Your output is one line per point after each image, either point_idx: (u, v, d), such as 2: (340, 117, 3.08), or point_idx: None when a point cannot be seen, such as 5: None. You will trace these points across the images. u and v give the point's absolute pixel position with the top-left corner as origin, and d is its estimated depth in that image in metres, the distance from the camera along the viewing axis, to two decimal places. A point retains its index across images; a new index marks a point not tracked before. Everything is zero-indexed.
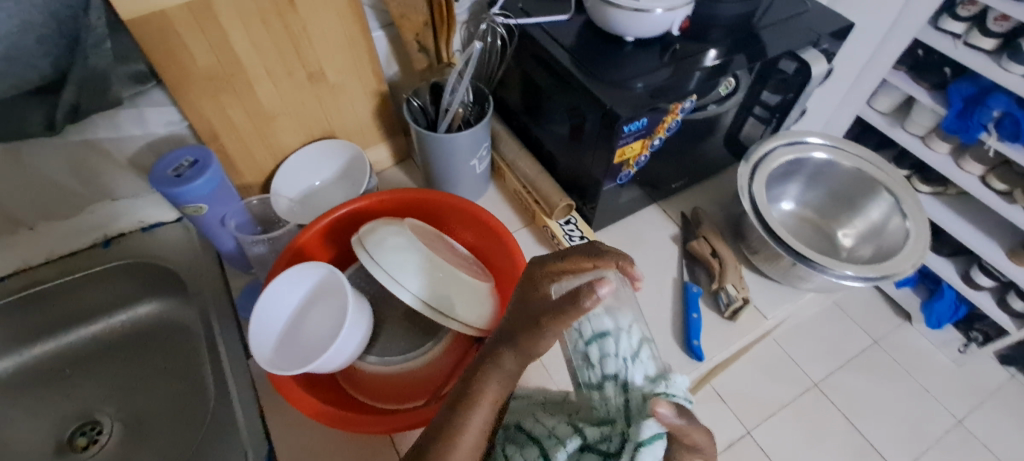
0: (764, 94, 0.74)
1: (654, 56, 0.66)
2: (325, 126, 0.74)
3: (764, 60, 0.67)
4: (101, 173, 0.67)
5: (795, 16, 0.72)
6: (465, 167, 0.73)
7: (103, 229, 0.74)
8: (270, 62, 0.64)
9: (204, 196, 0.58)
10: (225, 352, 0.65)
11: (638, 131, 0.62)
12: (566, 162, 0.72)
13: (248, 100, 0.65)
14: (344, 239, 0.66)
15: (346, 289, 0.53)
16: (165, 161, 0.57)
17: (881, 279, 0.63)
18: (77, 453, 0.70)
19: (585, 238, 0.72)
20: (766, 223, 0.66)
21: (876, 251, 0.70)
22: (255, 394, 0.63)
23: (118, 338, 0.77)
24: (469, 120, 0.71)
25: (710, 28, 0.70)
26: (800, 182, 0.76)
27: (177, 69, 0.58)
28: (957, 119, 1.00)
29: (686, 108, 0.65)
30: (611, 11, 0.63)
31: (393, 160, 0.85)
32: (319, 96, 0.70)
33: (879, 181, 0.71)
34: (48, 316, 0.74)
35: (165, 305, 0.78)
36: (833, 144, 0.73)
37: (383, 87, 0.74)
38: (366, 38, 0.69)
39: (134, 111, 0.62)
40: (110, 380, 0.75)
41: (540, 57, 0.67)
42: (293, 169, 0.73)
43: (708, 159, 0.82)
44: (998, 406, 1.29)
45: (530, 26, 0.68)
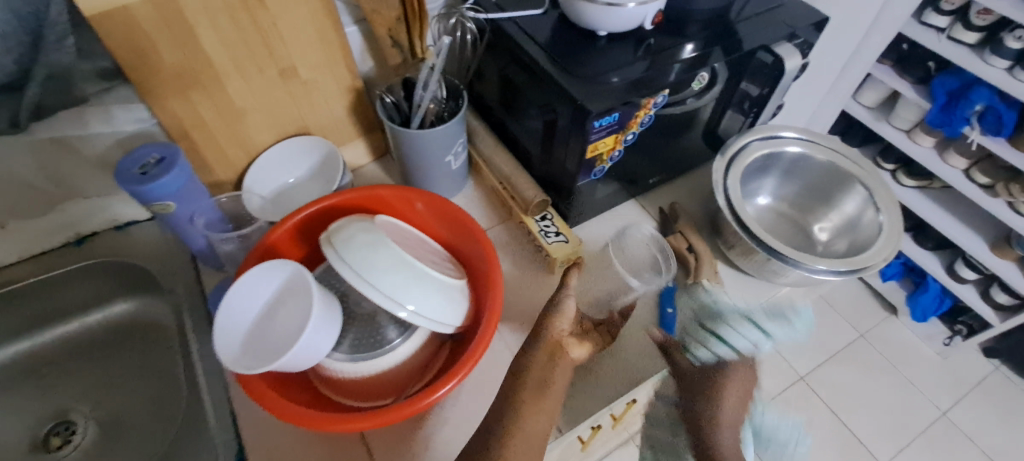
0: (740, 88, 0.74)
1: (629, 50, 0.66)
2: (298, 123, 0.73)
3: (739, 54, 0.67)
4: (70, 171, 0.66)
5: (772, 9, 0.72)
6: (440, 163, 0.72)
7: (74, 228, 0.73)
8: (240, 58, 0.63)
9: (171, 194, 0.57)
10: (199, 351, 0.65)
11: (611, 125, 0.62)
12: (542, 158, 0.72)
13: (218, 97, 0.64)
14: (314, 236, 0.66)
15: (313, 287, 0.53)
16: (132, 158, 0.56)
17: (855, 273, 0.63)
18: (51, 453, 0.70)
19: (560, 235, 0.72)
20: (739, 218, 0.66)
21: (850, 245, 0.71)
22: (226, 393, 0.62)
23: (93, 336, 0.77)
24: (443, 115, 0.70)
25: (686, 22, 0.69)
26: (775, 177, 0.76)
27: (143, 65, 0.57)
28: (941, 113, 1.00)
29: (659, 103, 0.65)
30: (585, 6, 0.62)
31: (371, 157, 0.84)
32: (292, 93, 0.70)
33: (853, 175, 0.71)
34: (18, 316, 0.73)
35: (139, 304, 0.77)
36: (808, 138, 0.72)
37: (358, 83, 0.74)
38: (338, 34, 0.68)
39: (100, 107, 0.62)
40: (84, 379, 0.75)
41: (513, 52, 0.67)
42: (265, 166, 0.72)
43: (687, 154, 0.81)
44: (980, 398, 1.30)
45: (503, 21, 0.68)
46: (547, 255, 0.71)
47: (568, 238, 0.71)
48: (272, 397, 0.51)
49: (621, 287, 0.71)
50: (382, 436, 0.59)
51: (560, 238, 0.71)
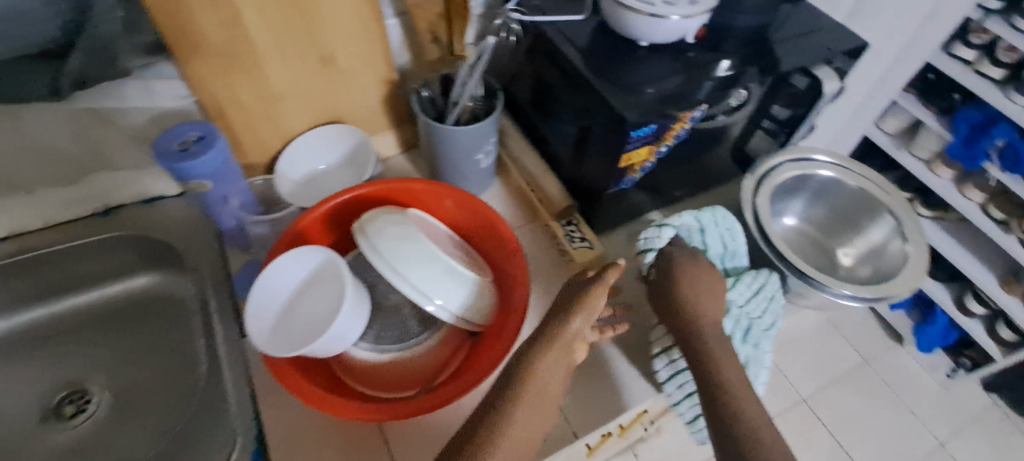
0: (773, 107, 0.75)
1: (667, 62, 0.66)
2: (333, 111, 0.73)
3: (775, 74, 0.68)
4: (105, 141, 0.67)
5: (811, 31, 0.72)
6: (470, 161, 0.73)
7: None
8: (282, 44, 0.63)
9: (209, 172, 0.58)
10: (220, 330, 0.65)
11: (645, 137, 0.62)
12: (572, 164, 0.72)
13: (257, 80, 0.64)
14: (344, 225, 0.66)
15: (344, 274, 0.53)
16: (172, 133, 0.57)
17: (878, 301, 0.63)
18: (65, 421, 0.70)
19: (586, 240, 0.72)
20: (766, 236, 0.67)
21: (874, 272, 0.71)
22: (247, 374, 0.63)
23: (112, 308, 0.77)
24: (477, 113, 0.71)
25: (725, 38, 0.69)
26: (803, 198, 0.76)
27: (189, 43, 0.58)
28: (963, 147, 1.00)
29: (695, 117, 0.65)
30: (627, 15, 0.62)
31: (399, 148, 0.84)
32: (329, 80, 0.70)
33: (882, 203, 0.71)
34: (38, 283, 0.73)
35: (161, 279, 0.77)
36: (839, 163, 0.72)
37: (394, 76, 0.74)
38: (380, 25, 0.68)
39: None
40: (102, 350, 0.75)
41: (552, 56, 0.67)
42: (297, 150, 0.72)
43: (714, 169, 0.82)
44: (981, 433, 1.30)
45: (544, 24, 0.67)
46: (571, 260, 0.72)
47: (592, 244, 0.71)
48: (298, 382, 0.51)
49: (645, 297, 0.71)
50: (401, 428, 0.60)
51: (585, 243, 0.71)
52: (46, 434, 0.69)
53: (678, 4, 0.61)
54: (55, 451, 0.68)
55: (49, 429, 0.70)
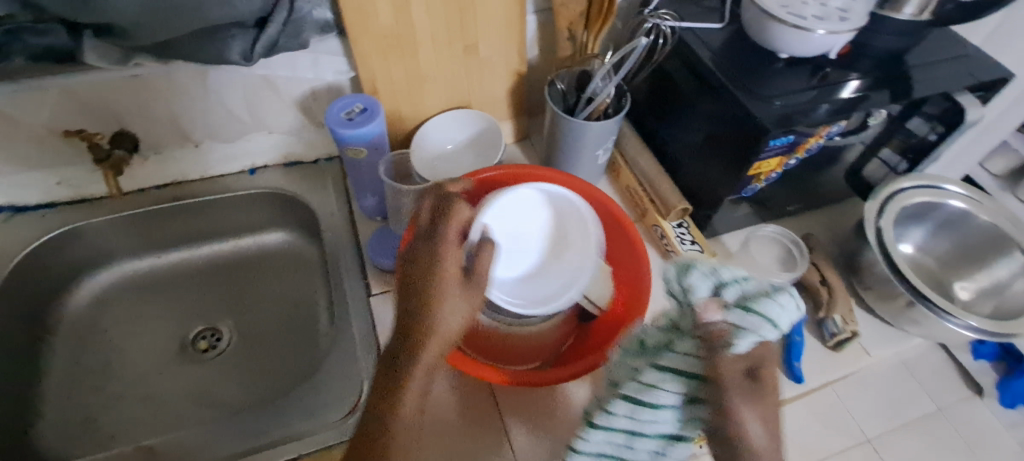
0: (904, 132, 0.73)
1: (802, 77, 0.66)
2: (465, 97, 0.78)
3: (912, 98, 0.66)
4: (267, 106, 0.74)
5: (952, 58, 0.71)
6: (590, 156, 0.76)
7: (252, 159, 0.80)
8: (437, 31, 0.68)
9: (366, 142, 0.63)
10: (349, 289, 0.71)
11: (781, 147, 0.63)
12: (691, 169, 0.74)
13: (410, 62, 0.70)
14: (473, 203, 0.70)
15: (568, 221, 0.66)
16: (340, 104, 0.63)
17: (1004, 337, 0.62)
18: (199, 354, 0.78)
19: (695, 244, 0.74)
20: (889, 258, 0.66)
21: (995, 309, 0.68)
22: (372, 331, 0.68)
23: (243, 258, 0.85)
24: (608, 111, 0.73)
25: (861, 58, 0.69)
26: (926, 227, 0.75)
27: (362, 24, 0.64)
28: None
29: (832, 132, 0.66)
30: (772, 26, 0.64)
31: (514, 138, 0.88)
32: (468, 68, 0.75)
33: (1015, 240, 0.68)
34: (184, 227, 0.82)
35: (291, 237, 0.85)
36: (971, 194, 0.71)
37: (524, 68, 0.78)
38: (523, 20, 0.72)
39: (312, 54, 0.68)
40: (232, 296, 0.83)
41: (688, 62, 0.69)
42: (431, 130, 0.78)
43: (826, 188, 0.81)
44: None
45: (684, 31, 0.70)
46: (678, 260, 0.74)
47: (703, 249, 0.73)
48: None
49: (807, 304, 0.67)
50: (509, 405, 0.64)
51: (695, 247, 0.73)
52: (182, 364, 0.77)
53: (827, 20, 0.62)
54: (190, 380, 0.75)
55: (184, 359, 0.77)
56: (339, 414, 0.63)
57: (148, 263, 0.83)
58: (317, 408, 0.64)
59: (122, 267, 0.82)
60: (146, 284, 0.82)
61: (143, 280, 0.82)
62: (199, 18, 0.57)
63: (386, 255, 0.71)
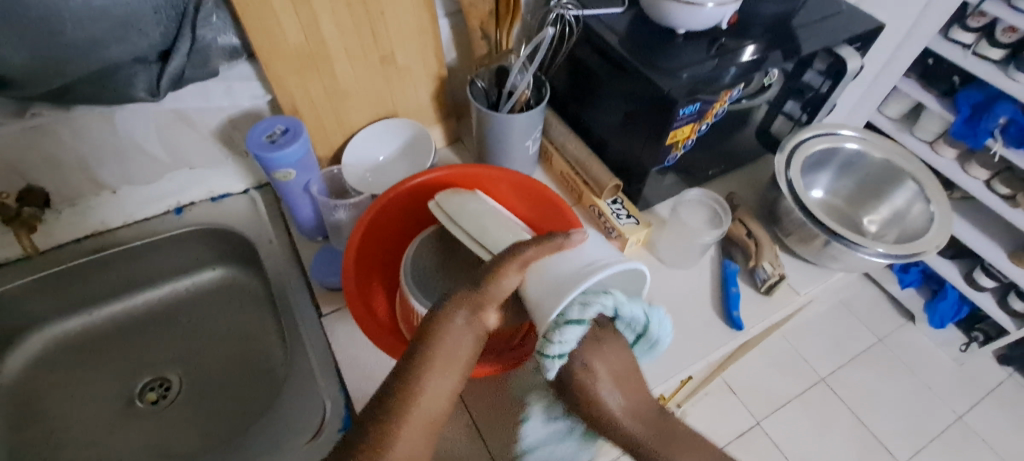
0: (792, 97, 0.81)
1: (702, 49, 0.71)
2: (390, 107, 0.79)
3: (800, 56, 0.73)
4: (184, 141, 0.72)
5: (830, 16, 0.78)
6: (520, 147, 0.78)
7: (176, 197, 0.78)
8: (350, 44, 0.69)
9: (293, 163, 0.63)
10: (298, 312, 0.70)
11: (691, 115, 0.67)
12: (616, 147, 0.78)
13: (327, 78, 0.70)
14: (414, 209, 0.70)
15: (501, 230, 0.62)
16: (260, 128, 0.62)
17: (909, 258, 0.69)
18: (148, 407, 0.74)
19: (630, 216, 0.78)
20: (803, 206, 0.72)
21: (900, 235, 0.76)
22: (328, 351, 0.67)
23: (183, 301, 0.82)
24: (530, 103, 0.76)
25: (751, 25, 0.75)
26: (831, 172, 0.82)
27: (272, 46, 0.63)
28: (964, 125, 1.15)
29: (732, 96, 0.71)
30: (667, 4, 0.68)
31: (445, 141, 0.89)
32: (387, 78, 0.75)
33: (905, 171, 0.76)
34: (113, 278, 0.78)
35: (231, 271, 0.83)
36: (863, 136, 0.78)
37: (443, 72, 0.79)
38: (434, 24, 0.73)
39: (224, 83, 0.67)
40: (175, 342, 0.79)
41: (597, 46, 0.73)
42: (361, 143, 0.78)
43: (741, 149, 0.87)
44: (995, 403, 1.45)
45: (588, 18, 0.74)
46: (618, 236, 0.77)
47: (638, 220, 0.77)
48: (382, 338, 0.59)
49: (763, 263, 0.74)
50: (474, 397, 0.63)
51: (630, 220, 0.77)
52: (132, 419, 0.73)
53: None
54: (144, 435, 0.72)
55: (132, 414, 0.74)
56: (305, 437, 0.62)
57: (78, 322, 0.79)
58: (283, 436, 0.63)
59: (50, 330, 0.77)
60: (78, 345, 0.78)
61: (76, 341, 0.78)
62: (96, 58, 0.55)
63: (331, 272, 0.70)
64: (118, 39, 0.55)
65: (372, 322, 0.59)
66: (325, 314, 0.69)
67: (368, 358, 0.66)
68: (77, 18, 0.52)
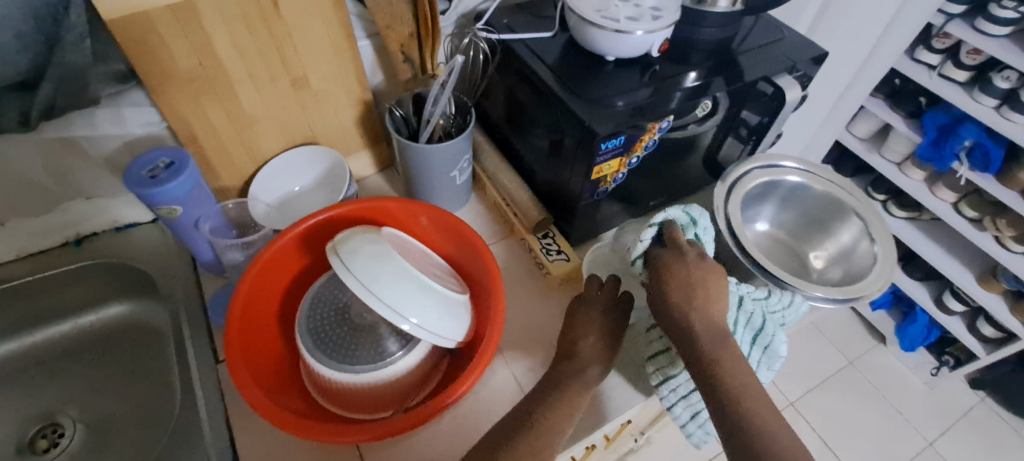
0: (745, 112, 0.75)
1: (634, 76, 0.67)
2: (308, 133, 0.74)
3: (740, 84, 0.69)
4: (77, 171, 0.66)
5: (771, 43, 0.74)
6: (445, 177, 0.73)
7: (75, 228, 0.73)
8: (253, 67, 0.64)
9: (177, 198, 0.57)
10: (195, 356, 0.65)
11: (617, 148, 0.64)
12: (547, 177, 0.73)
13: (230, 104, 0.65)
14: (320, 246, 0.65)
15: (402, 280, 0.54)
16: (141, 161, 0.57)
17: (848, 302, 0.64)
18: (38, 456, 0.69)
19: (562, 253, 0.72)
20: (739, 243, 0.66)
21: (845, 274, 0.71)
22: (222, 402, 0.62)
23: (85, 339, 0.76)
24: (449, 131, 0.71)
25: (689, 52, 0.71)
26: (775, 204, 0.78)
27: (160, 70, 0.59)
28: (930, 148, 1.12)
29: (664, 128, 0.66)
30: (592, 31, 0.64)
31: (376, 168, 0.84)
32: (302, 102, 0.70)
33: (849, 205, 0.72)
34: (5, 316, 0.72)
35: (135, 307, 0.76)
36: (806, 168, 0.75)
37: (368, 96, 0.75)
38: (352, 46, 0.69)
39: (113, 109, 0.62)
40: (73, 383, 0.74)
41: (523, 72, 0.69)
42: (273, 173, 0.73)
43: (686, 178, 0.84)
44: (966, 428, 1.42)
45: (514, 42, 0.70)
46: (548, 272, 0.72)
47: (568, 256, 0.72)
48: (252, 391, 0.51)
49: None
50: (380, 457, 0.59)
51: (561, 257, 0.72)
52: None
53: (641, 21, 0.63)
54: None
55: None
56: None
57: None
58: None
59: None
60: None
61: None
62: None
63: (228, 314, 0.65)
64: None
65: (244, 367, 0.53)
66: (223, 359, 0.64)
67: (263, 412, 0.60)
68: None
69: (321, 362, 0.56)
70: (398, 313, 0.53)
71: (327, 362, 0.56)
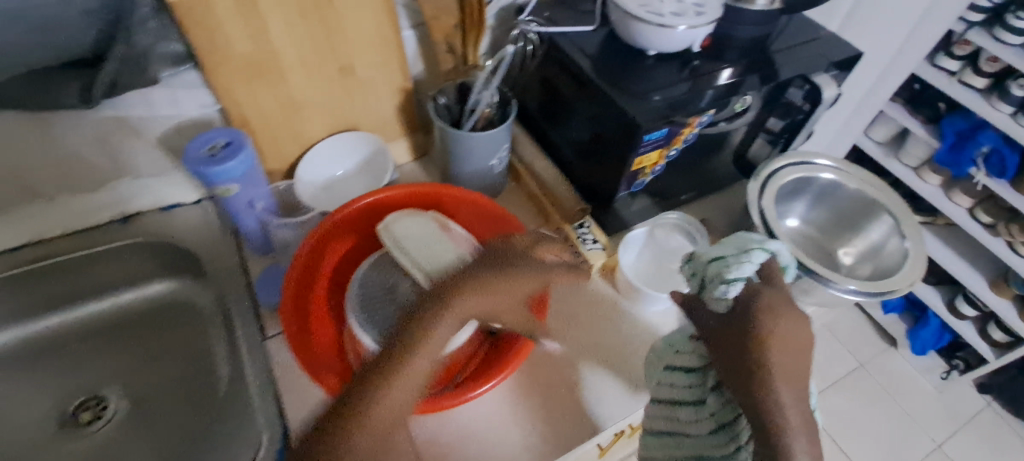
0: (770, 120, 0.78)
1: (673, 71, 0.68)
2: (350, 119, 0.75)
3: (775, 82, 0.70)
4: (128, 149, 0.68)
5: (807, 42, 0.75)
6: (484, 166, 0.74)
7: (121, 207, 0.71)
8: (305, 53, 0.65)
9: (235, 178, 0.60)
10: (240, 333, 0.67)
11: (657, 141, 0.65)
12: (584, 169, 0.75)
13: (280, 89, 0.67)
14: (365, 230, 0.67)
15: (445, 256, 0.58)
16: (201, 140, 0.59)
17: (880, 296, 0.67)
18: (82, 428, 0.71)
19: (597, 242, 0.74)
20: (774, 237, 0.69)
21: (874, 270, 0.74)
22: (269, 378, 0.64)
23: (126, 316, 0.77)
24: (493, 120, 0.73)
25: (726, 48, 0.73)
26: (806, 201, 0.79)
27: (218, 53, 0.60)
28: (949, 153, 1.14)
29: (703, 122, 0.69)
30: (635, 25, 0.65)
31: (412, 156, 0.85)
32: (347, 89, 0.72)
33: (880, 204, 0.74)
34: (50, 291, 0.74)
35: (175, 286, 0.78)
36: (839, 166, 0.76)
37: (409, 85, 0.76)
38: (397, 35, 0.71)
39: (168, 90, 0.64)
40: (114, 358, 0.76)
41: (564, 64, 0.70)
42: (317, 157, 0.75)
43: (716, 174, 0.85)
44: (974, 432, 1.43)
45: (556, 35, 0.71)
46: (584, 261, 0.74)
47: (604, 247, 0.74)
48: None
49: None
50: (426, 433, 0.61)
51: (597, 246, 0.73)
52: (64, 442, 0.70)
53: (684, 16, 0.64)
54: (74, 458, 0.68)
55: (66, 435, 0.70)
56: None
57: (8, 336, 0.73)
58: None
59: None
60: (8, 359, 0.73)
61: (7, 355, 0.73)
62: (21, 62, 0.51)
63: None
64: None
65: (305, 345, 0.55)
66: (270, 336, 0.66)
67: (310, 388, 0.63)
68: None
69: (370, 337, 0.57)
70: (420, 269, 0.56)
71: (374, 337, 0.57)
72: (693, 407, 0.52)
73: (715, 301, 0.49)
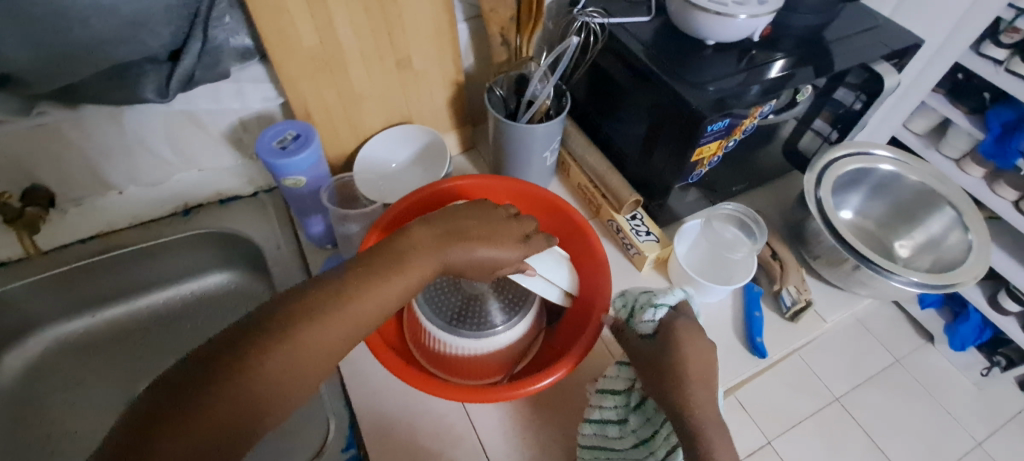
0: (817, 121, 0.79)
1: (731, 62, 0.68)
2: (404, 113, 0.76)
3: (831, 74, 0.68)
4: (193, 143, 0.70)
5: (866, 30, 0.74)
6: (537, 157, 0.75)
7: (182, 198, 0.76)
8: (365, 47, 0.66)
9: (303, 170, 0.62)
10: None
11: (719, 131, 0.65)
12: (638, 160, 0.75)
13: (341, 82, 0.68)
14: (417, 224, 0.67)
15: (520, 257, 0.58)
16: (272, 131, 0.61)
17: (942, 288, 0.66)
18: None
19: (651, 234, 0.74)
20: (833, 227, 0.69)
21: (934, 262, 0.73)
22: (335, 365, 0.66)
23: (187, 305, 0.79)
24: (549, 113, 0.73)
25: (783, 38, 0.71)
26: (862, 192, 0.79)
27: (287, 48, 0.61)
28: (995, 143, 0.99)
29: (764, 112, 0.68)
30: (697, 15, 0.65)
31: (460, 148, 0.86)
32: (403, 82, 0.73)
33: (941, 195, 0.73)
34: (118, 281, 0.76)
35: (236, 276, 0.80)
36: (899, 157, 0.75)
37: (461, 78, 0.77)
38: (452, 27, 0.71)
39: (235, 85, 0.65)
40: (171, 346, 0.77)
41: (620, 54, 0.70)
42: (374, 150, 0.76)
43: (766, 166, 0.84)
44: (1017, 430, 1.31)
45: (612, 26, 0.71)
46: (637, 253, 0.74)
47: (658, 238, 0.74)
48: (385, 352, 0.55)
49: (787, 285, 0.72)
50: (486, 421, 0.63)
51: (651, 237, 0.74)
52: None
53: (747, 5, 0.63)
54: None
55: None
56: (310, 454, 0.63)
57: (80, 324, 0.76)
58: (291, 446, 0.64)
59: (50, 334, 0.75)
60: (78, 346, 0.75)
61: (78, 342, 0.76)
62: (106, 57, 0.53)
63: None
64: (127, 37, 0.53)
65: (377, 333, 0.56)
66: None
67: (376, 375, 0.65)
68: (85, 16, 0.50)
69: (434, 326, 0.59)
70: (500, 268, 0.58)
71: (437, 325, 0.59)
72: (617, 426, 0.57)
73: (643, 325, 0.55)
